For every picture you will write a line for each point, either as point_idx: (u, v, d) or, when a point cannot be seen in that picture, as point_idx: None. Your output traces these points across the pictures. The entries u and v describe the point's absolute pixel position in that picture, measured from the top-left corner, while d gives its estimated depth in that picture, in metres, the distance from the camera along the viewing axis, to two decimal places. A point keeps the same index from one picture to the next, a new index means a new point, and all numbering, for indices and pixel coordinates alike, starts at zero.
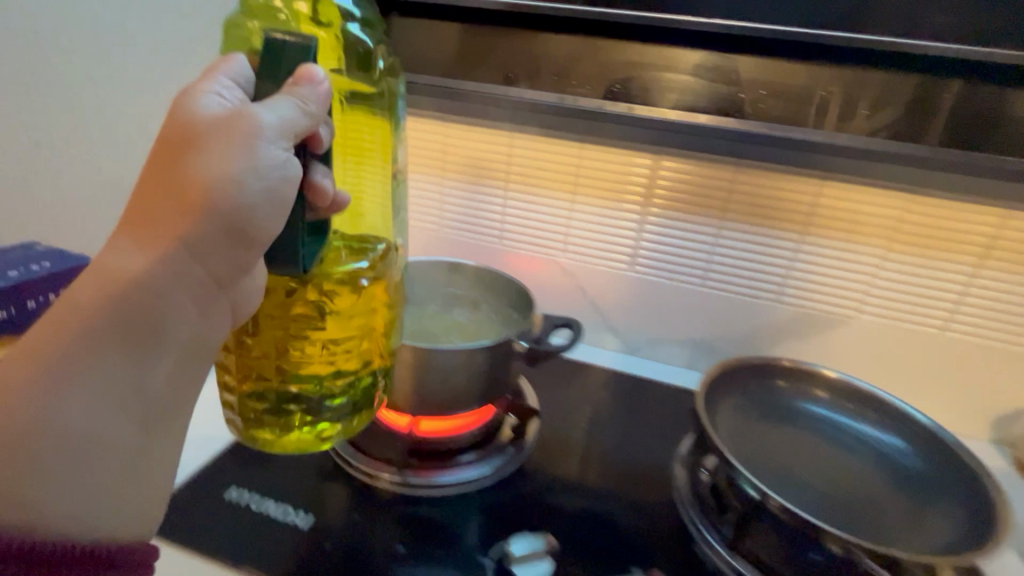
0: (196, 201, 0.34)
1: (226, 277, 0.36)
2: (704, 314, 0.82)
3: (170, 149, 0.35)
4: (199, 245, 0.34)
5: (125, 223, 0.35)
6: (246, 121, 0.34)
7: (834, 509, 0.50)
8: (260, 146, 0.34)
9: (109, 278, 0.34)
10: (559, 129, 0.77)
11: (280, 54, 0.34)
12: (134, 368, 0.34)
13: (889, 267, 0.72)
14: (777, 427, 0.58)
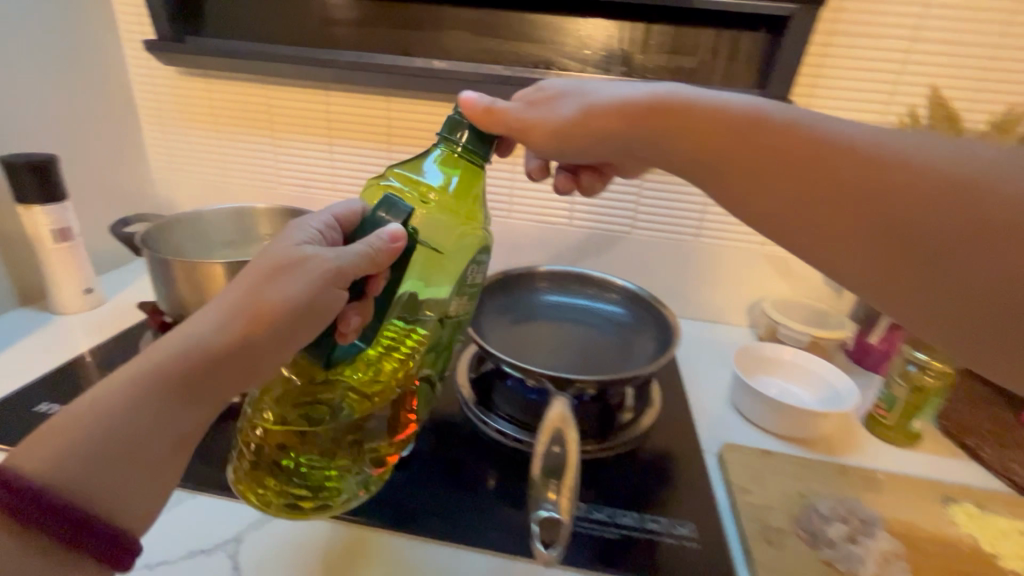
0: (267, 316, 0.36)
1: (253, 365, 0.37)
2: (514, 244, 0.95)
3: (279, 272, 0.38)
4: (257, 342, 0.36)
5: (238, 318, 0.36)
6: (318, 261, 0.38)
7: (565, 358, 0.66)
8: (325, 284, 0.37)
9: (199, 353, 0.35)
10: (364, 83, 0.85)
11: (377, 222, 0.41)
12: (174, 413, 0.34)
13: (647, 188, 0.87)
14: (533, 312, 0.72)
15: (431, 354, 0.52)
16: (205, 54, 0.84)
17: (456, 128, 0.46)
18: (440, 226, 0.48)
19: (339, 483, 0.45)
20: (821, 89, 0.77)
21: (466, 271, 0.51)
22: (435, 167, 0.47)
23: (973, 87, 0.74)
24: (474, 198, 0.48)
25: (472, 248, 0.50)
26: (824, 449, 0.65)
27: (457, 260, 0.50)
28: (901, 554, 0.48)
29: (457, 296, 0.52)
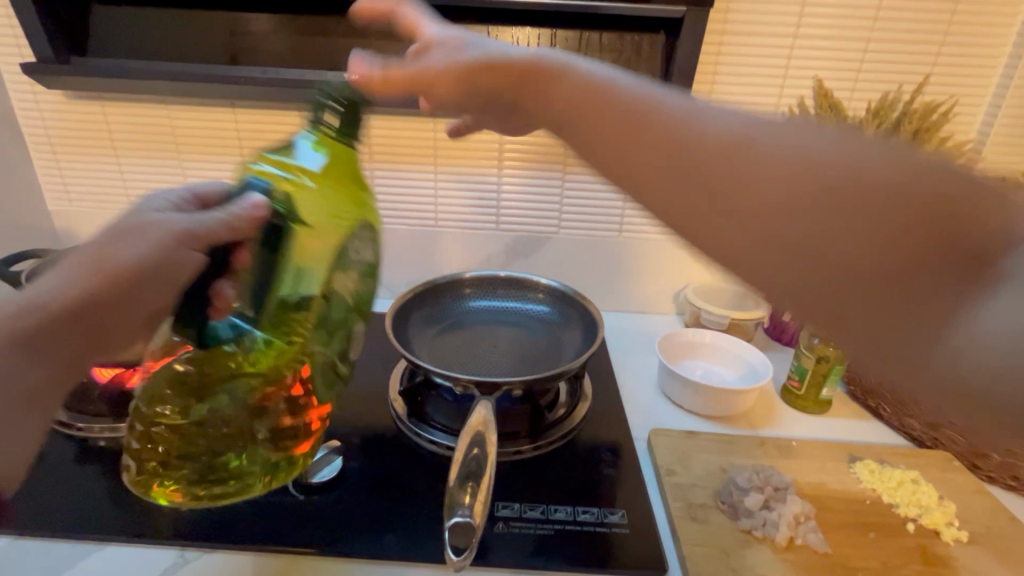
0: (108, 276, 0.45)
1: (104, 337, 0.47)
2: (444, 251, 0.95)
3: (108, 238, 0.47)
4: (102, 306, 0.45)
5: (77, 283, 0.45)
6: (172, 225, 0.44)
7: (497, 362, 0.67)
8: (176, 246, 0.43)
9: (46, 313, 0.44)
10: (273, 99, 0.83)
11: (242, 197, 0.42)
12: (25, 368, 0.43)
13: (567, 188, 0.89)
14: (465, 318, 0.73)
15: (329, 342, 0.46)
16: (94, 75, 0.79)
17: (321, 104, 0.42)
18: (309, 210, 0.42)
19: (228, 473, 0.44)
20: (720, 86, 0.81)
21: (348, 244, 0.45)
22: (307, 149, 0.42)
23: (851, 77, 0.81)
24: (357, 183, 0.44)
25: (356, 222, 0.45)
26: (746, 424, 0.68)
27: (334, 238, 0.44)
28: (811, 514, 0.52)
29: (347, 271, 0.46)
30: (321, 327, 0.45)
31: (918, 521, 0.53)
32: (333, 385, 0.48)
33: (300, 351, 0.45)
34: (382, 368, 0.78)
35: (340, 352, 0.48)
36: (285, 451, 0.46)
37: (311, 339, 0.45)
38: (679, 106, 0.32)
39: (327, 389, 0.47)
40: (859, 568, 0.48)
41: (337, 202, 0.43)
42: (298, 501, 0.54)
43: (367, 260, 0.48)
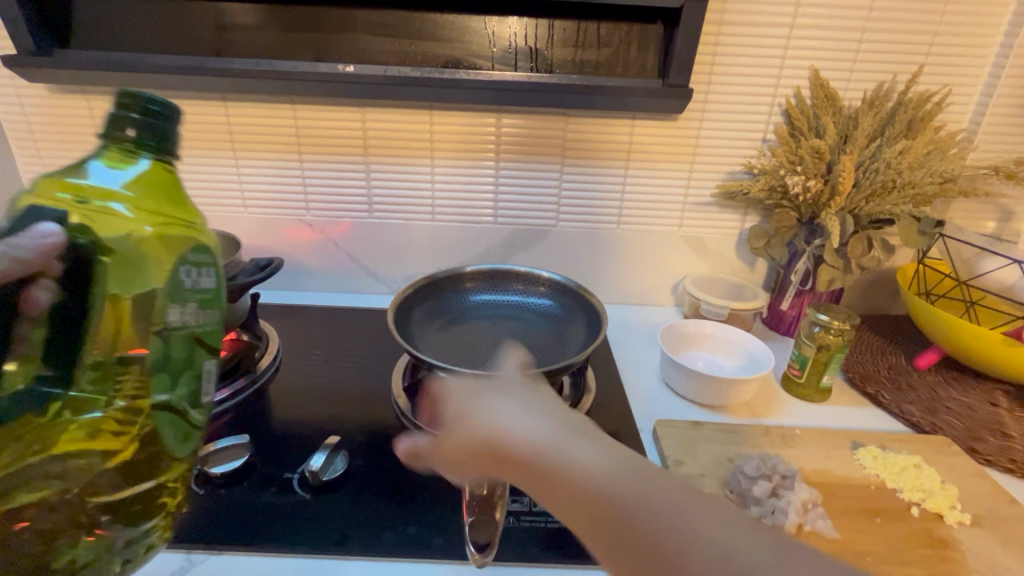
0: None
1: None
2: (442, 246, 0.94)
3: None
4: None
5: None
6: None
7: (499, 356, 0.66)
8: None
9: None
10: (265, 91, 0.81)
11: (40, 216, 0.37)
12: None
13: (565, 181, 0.89)
14: (467, 314, 0.73)
15: (175, 386, 0.41)
16: (78, 69, 0.77)
17: (115, 118, 0.38)
18: (121, 241, 0.39)
19: (71, 562, 0.38)
20: (717, 76, 0.81)
21: (178, 274, 0.40)
22: (99, 167, 0.39)
23: (847, 67, 0.81)
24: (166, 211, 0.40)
25: (190, 246, 0.41)
26: (747, 413, 0.69)
27: (162, 266, 0.40)
28: (818, 501, 0.53)
29: (172, 313, 0.40)
30: (157, 376, 0.41)
31: (921, 505, 0.53)
32: (190, 436, 0.43)
33: (138, 405, 0.41)
34: (382, 365, 0.77)
35: (190, 397, 0.42)
36: (138, 522, 0.41)
37: (155, 389, 0.41)
38: (507, 408, 0.39)
39: (180, 447, 0.42)
40: (867, 552, 0.48)
41: (118, 234, 0.39)
42: (306, 499, 0.54)
43: (207, 289, 0.42)
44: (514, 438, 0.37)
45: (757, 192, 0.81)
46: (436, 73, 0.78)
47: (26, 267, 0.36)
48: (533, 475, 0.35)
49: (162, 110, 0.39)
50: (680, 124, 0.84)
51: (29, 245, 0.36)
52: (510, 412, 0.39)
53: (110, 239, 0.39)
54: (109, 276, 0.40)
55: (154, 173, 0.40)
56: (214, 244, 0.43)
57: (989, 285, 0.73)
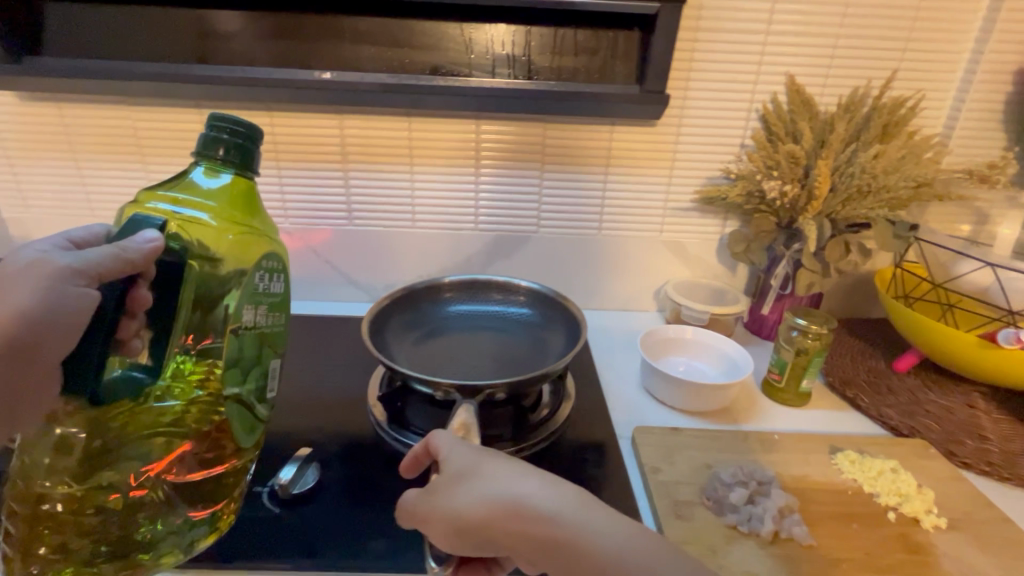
0: None
1: None
2: (422, 254, 0.94)
3: None
4: None
5: None
6: (47, 267, 0.43)
7: (476, 365, 0.66)
8: (58, 285, 0.43)
9: None
10: (240, 98, 0.81)
11: (133, 226, 0.45)
12: None
13: (546, 187, 0.89)
14: (445, 324, 0.72)
15: (245, 382, 0.53)
16: (48, 76, 0.76)
17: (207, 136, 0.49)
18: (210, 245, 0.50)
19: (149, 535, 0.45)
20: (695, 83, 0.82)
21: (255, 281, 0.52)
22: (197, 179, 0.50)
23: (822, 73, 0.82)
24: (249, 219, 0.52)
25: (257, 255, 0.52)
26: (727, 419, 0.68)
27: (239, 273, 0.51)
28: (795, 507, 0.52)
29: (246, 314, 0.52)
30: (231, 370, 0.52)
31: (898, 510, 0.53)
32: (254, 427, 0.54)
33: (218, 395, 0.51)
34: (359, 375, 0.76)
35: (256, 391, 0.54)
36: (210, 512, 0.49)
37: (228, 379, 0.51)
38: (467, 456, 0.41)
39: (244, 433, 0.53)
40: (843, 559, 0.48)
41: (208, 236, 0.50)
42: (275, 514, 0.52)
43: (276, 294, 0.54)
44: (481, 490, 0.39)
45: (736, 197, 0.81)
46: (414, 79, 0.78)
47: (131, 269, 0.43)
48: (491, 533, 0.38)
49: (247, 130, 0.50)
50: (658, 130, 0.85)
51: (134, 250, 0.43)
52: (470, 460, 0.41)
53: (199, 241, 0.49)
54: (194, 274, 0.49)
55: (235, 186, 0.51)
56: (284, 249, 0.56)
57: (963, 288, 0.74)
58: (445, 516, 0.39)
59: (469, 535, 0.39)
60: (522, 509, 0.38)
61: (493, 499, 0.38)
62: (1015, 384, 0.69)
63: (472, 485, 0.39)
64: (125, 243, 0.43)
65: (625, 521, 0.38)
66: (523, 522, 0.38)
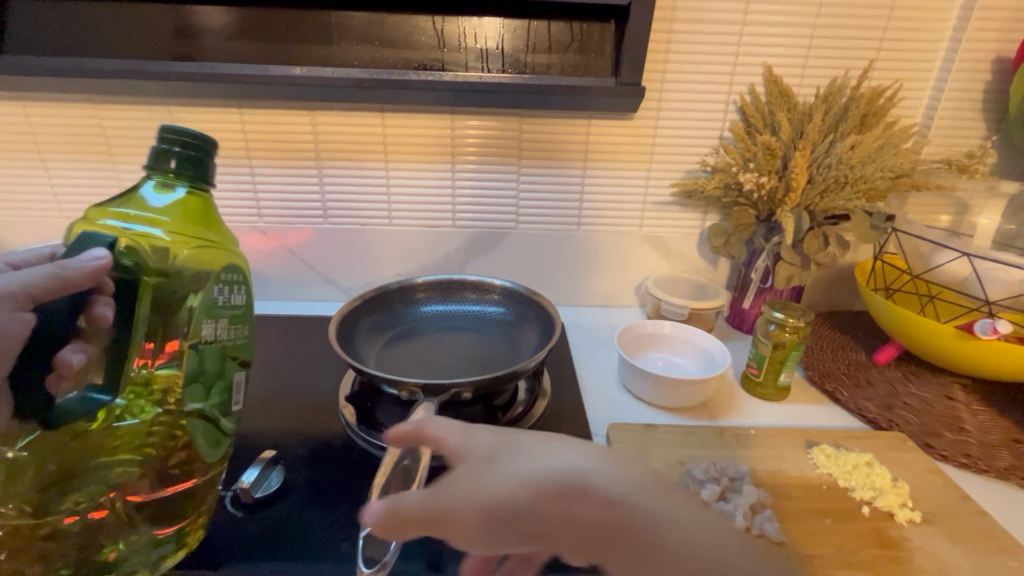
0: None
1: None
2: (401, 252, 0.92)
3: None
4: None
5: None
6: None
7: (448, 366, 0.65)
8: None
9: None
10: (209, 95, 0.79)
11: (89, 245, 0.46)
12: None
13: (524, 182, 0.88)
14: (419, 324, 0.71)
15: (208, 398, 0.52)
16: (9, 73, 0.74)
17: (160, 152, 0.48)
18: (161, 260, 0.49)
19: (110, 551, 0.45)
20: (671, 75, 0.81)
21: (213, 295, 0.51)
22: (151, 193, 0.49)
23: (800, 64, 0.81)
24: (207, 232, 0.51)
25: (217, 270, 0.51)
26: (705, 415, 0.67)
27: (198, 286, 0.50)
28: (767, 503, 0.52)
29: (206, 328, 0.51)
30: (193, 385, 0.51)
31: (873, 504, 0.52)
32: (220, 443, 0.53)
33: (179, 411, 0.51)
34: (333, 375, 0.75)
35: (219, 405, 0.53)
36: (178, 522, 0.48)
37: (189, 395, 0.51)
38: (491, 439, 0.35)
39: (207, 449, 0.52)
40: (815, 555, 0.47)
41: (159, 252, 0.48)
42: (239, 519, 0.51)
43: (236, 307, 0.53)
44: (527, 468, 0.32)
45: (713, 190, 0.80)
46: (386, 74, 0.76)
47: (75, 286, 0.44)
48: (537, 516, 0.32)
49: (201, 145, 0.49)
50: (636, 123, 0.84)
51: (75, 267, 0.44)
52: (499, 443, 0.35)
53: (151, 256, 0.48)
54: (148, 290, 0.49)
55: (190, 200, 0.50)
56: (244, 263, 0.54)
57: (941, 279, 0.73)
58: (478, 503, 0.32)
59: (511, 526, 0.32)
60: (575, 487, 0.31)
61: (533, 478, 0.32)
62: (993, 375, 0.68)
63: (508, 467, 0.33)
64: (66, 262, 0.44)
65: (703, 511, 0.31)
66: (576, 500, 0.31)
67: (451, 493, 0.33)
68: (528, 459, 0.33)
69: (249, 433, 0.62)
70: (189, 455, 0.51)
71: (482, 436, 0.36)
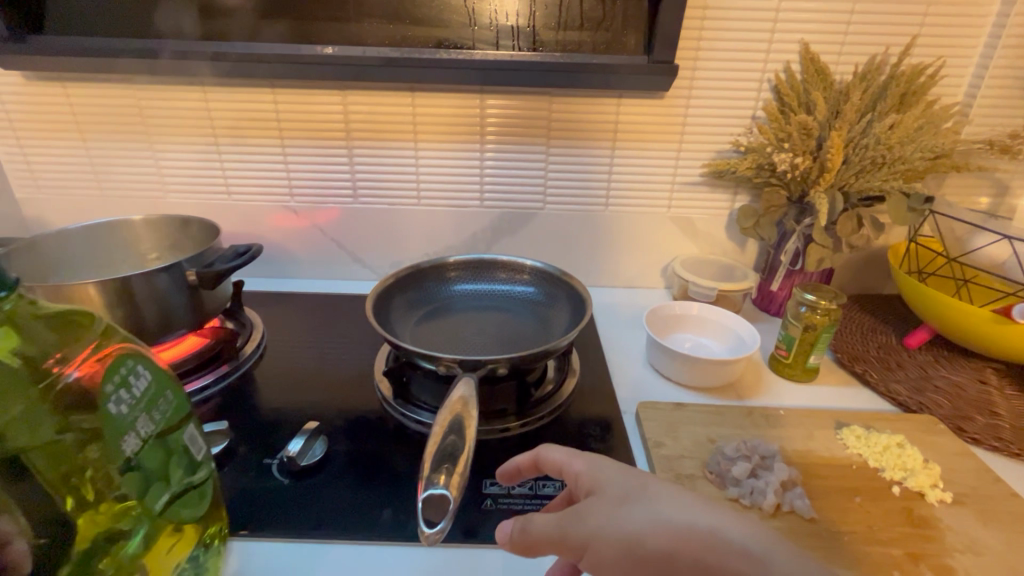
0: None
1: None
2: (429, 231, 0.93)
3: None
4: None
5: None
6: None
7: (480, 343, 0.66)
8: None
9: None
10: (242, 75, 0.80)
11: None
12: None
13: (552, 162, 0.87)
14: (450, 303, 0.72)
15: (171, 480, 0.39)
16: (50, 55, 0.76)
17: None
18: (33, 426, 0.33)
19: None
20: (704, 53, 0.79)
21: (110, 409, 0.35)
22: None
23: (839, 40, 0.79)
24: (70, 338, 0.36)
25: (94, 377, 0.35)
26: (733, 395, 0.68)
27: (88, 411, 0.35)
28: (798, 481, 0.52)
29: (127, 440, 0.36)
30: (151, 489, 0.37)
31: (903, 485, 0.53)
32: (204, 493, 0.42)
33: (152, 518, 0.37)
34: (366, 352, 0.77)
35: (188, 470, 0.40)
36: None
37: (150, 502, 0.37)
38: (618, 474, 0.39)
39: (199, 509, 0.41)
40: (845, 531, 0.48)
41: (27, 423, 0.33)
42: (285, 485, 0.53)
43: (146, 392, 0.38)
44: (649, 506, 0.36)
45: (745, 171, 0.79)
46: (416, 53, 0.76)
47: None
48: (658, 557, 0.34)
49: None
50: (667, 102, 0.83)
51: None
52: (625, 481, 0.38)
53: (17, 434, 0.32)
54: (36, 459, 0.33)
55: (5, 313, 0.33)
56: (130, 341, 0.39)
57: (979, 262, 0.72)
58: (612, 537, 0.35)
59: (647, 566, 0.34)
60: (696, 536, 0.33)
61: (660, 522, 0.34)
62: None
63: (643, 502, 0.36)
64: None
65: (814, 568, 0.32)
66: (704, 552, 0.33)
67: (585, 521, 0.36)
68: (647, 496, 0.36)
69: (289, 406, 0.65)
70: (183, 533, 0.39)
71: (611, 471, 0.39)
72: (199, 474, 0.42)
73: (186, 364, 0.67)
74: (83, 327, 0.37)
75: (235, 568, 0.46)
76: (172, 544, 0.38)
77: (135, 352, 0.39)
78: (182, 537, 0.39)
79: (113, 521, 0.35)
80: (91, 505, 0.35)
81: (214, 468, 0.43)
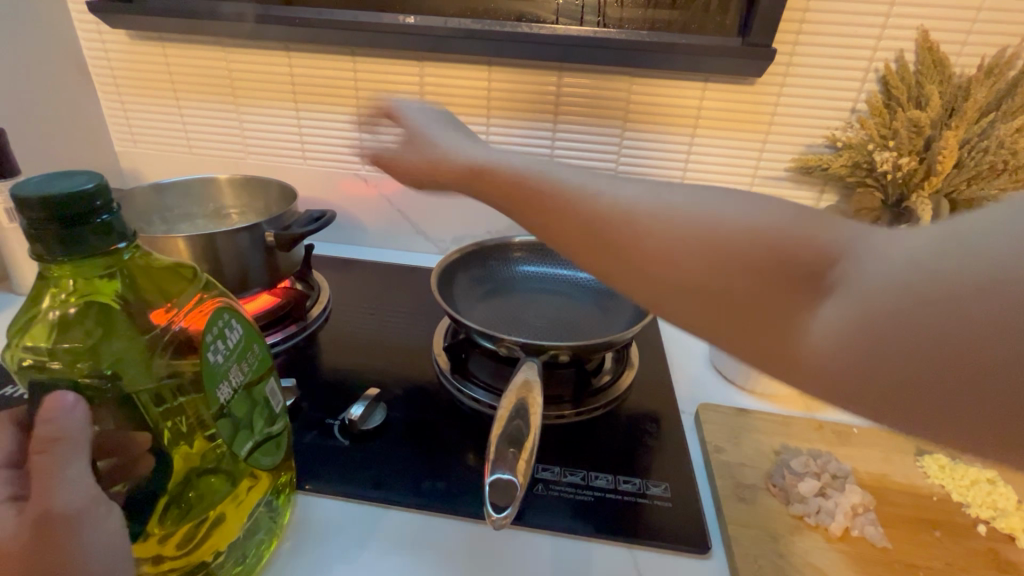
0: None
1: None
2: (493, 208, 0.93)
3: None
4: None
5: None
6: None
7: (542, 328, 0.66)
8: None
9: None
10: (326, 43, 0.81)
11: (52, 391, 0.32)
12: None
13: (626, 146, 0.84)
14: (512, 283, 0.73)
15: (255, 429, 0.40)
16: (155, 16, 0.80)
17: (29, 233, 0.30)
18: (137, 365, 0.35)
19: None
20: (807, 36, 0.73)
21: (209, 356, 0.37)
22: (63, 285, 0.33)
23: (964, 29, 0.70)
24: (175, 296, 0.37)
25: (195, 329, 0.37)
26: (801, 406, 0.64)
27: (187, 361, 0.36)
28: (870, 506, 0.49)
29: (222, 388, 0.38)
30: (238, 436, 0.39)
31: (991, 524, 0.49)
32: (281, 444, 0.44)
33: (237, 463, 0.39)
34: (425, 325, 0.78)
35: (267, 422, 0.42)
36: (273, 527, 0.44)
37: (237, 447, 0.39)
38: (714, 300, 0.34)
39: (275, 458, 0.43)
40: (921, 566, 0.45)
41: (137, 364, 0.35)
42: (345, 446, 0.55)
43: (238, 344, 0.40)
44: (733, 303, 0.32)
45: (838, 169, 0.74)
46: (497, 28, 0.75)
47: None
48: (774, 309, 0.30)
49: (100, 195, 0.30)
50: (757, 90, 0.77)
51: None
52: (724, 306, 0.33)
53: (128, 371, 0.35)
54: (145, 393, 0.35)
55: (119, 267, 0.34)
56: (232, 300, 0.41)
57: None
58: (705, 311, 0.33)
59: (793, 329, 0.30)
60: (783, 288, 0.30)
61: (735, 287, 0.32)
62: None
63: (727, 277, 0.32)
64: None
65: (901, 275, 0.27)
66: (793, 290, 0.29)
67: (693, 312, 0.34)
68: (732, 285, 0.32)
69: (350, 370, 0.67)
70: (263, 481, 0.41)
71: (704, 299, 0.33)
72: (278, 428, 0.43)
73: (260, 320, 0.71)
74: (187, 285, 0.38)
75: (297, 520, 0.48)
76: (253, 489, 0.41)
77: (234, 311, 0.40)
78: (262, 484, 0.42)
79: (205, 458, 0.38)
80: (186, 443, 0.37)
81: (289, 422, 0.45)
